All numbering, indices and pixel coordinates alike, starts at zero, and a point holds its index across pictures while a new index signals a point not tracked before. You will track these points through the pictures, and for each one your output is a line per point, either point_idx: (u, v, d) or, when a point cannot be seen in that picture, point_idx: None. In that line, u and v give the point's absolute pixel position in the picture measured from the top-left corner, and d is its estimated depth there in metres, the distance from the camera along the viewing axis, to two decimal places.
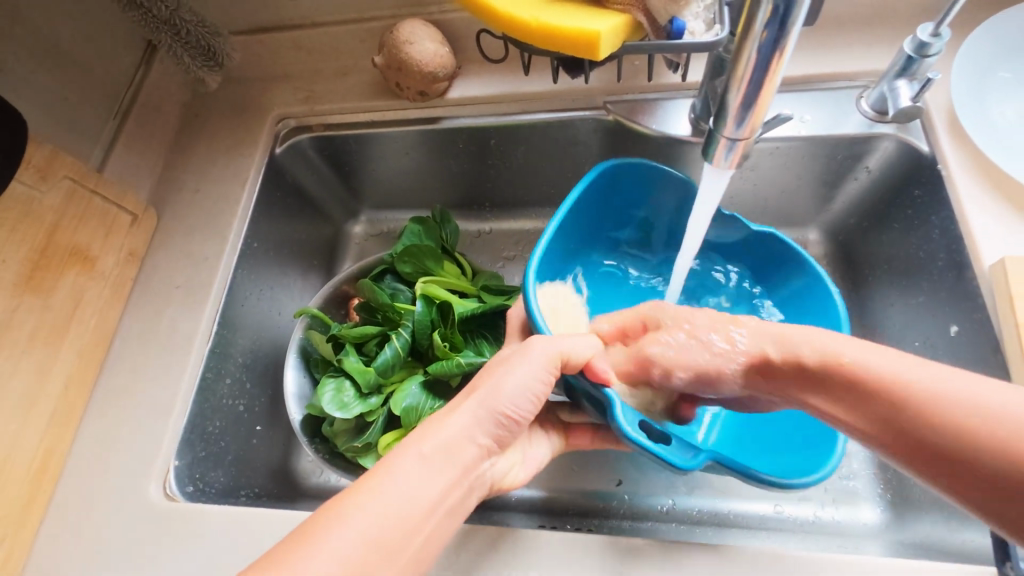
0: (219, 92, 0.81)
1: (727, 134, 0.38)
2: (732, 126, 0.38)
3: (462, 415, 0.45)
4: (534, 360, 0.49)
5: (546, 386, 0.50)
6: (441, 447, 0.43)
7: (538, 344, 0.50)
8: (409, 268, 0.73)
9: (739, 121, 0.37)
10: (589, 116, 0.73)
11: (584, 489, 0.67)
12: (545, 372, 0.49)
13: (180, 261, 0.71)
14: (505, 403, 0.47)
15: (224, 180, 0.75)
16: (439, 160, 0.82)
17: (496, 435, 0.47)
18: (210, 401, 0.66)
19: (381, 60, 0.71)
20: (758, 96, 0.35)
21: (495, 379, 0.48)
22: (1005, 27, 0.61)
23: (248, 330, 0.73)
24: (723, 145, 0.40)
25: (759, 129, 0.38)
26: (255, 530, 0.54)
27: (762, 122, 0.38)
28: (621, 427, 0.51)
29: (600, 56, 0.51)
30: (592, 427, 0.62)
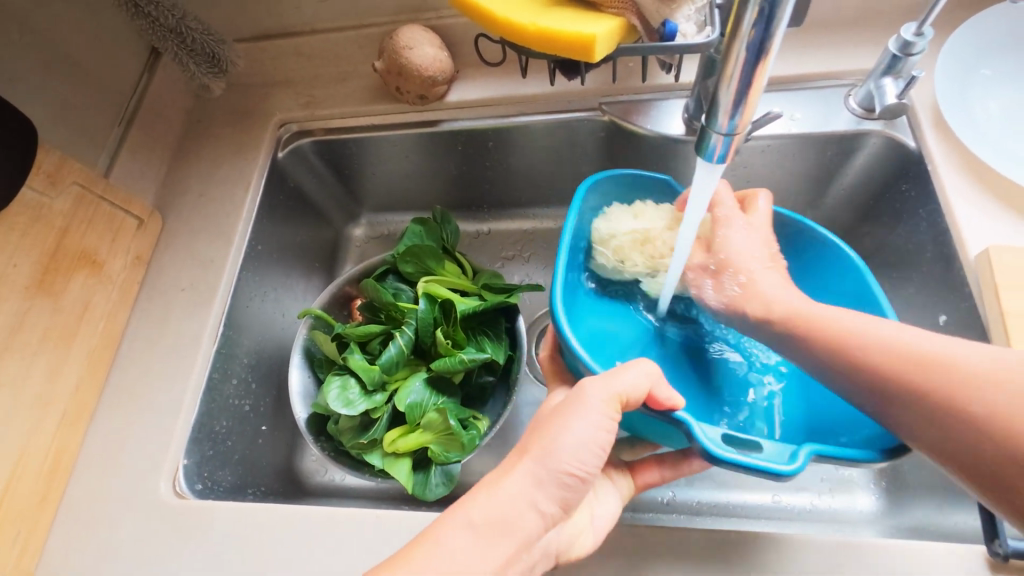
0: (222, 98, 0.83)
1: (720, 130, 0.40)
2: (723, 122, 0.39)
3: (517, 478, 0.43)
4: (592, 408, 0.45)
5: (611, 432, 0.45)
6: (501, 511, 0.42)
7: (594, 389, 0.46)
8: (411, 268, 0.75)
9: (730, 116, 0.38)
10: (585, 117, 0.74)
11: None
12: (606, 419, 0.45)
13: (186, 263, 0.72)
14: (566, 462, 0.43)
15: (228, 184, 0.77)
16: (439, 162, 0.83)
17: (564, 497, 0.44)
18: (216, 401, 0.67)
19: (381, 65, 0.72)
20: (747, 93, 0.37)
21: (550, 436, 0.44)
22: (985, 26, 0.63)
23: (253, 331, 0.74)
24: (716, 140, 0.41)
25: (749, 125, 0.39)
26: (265, 524, 0.55)
27: (752, 119, 0.39)
28: (703, 444, 0.47)
29: (597, 58, 0.53)
30: (656, 459, 0.56)
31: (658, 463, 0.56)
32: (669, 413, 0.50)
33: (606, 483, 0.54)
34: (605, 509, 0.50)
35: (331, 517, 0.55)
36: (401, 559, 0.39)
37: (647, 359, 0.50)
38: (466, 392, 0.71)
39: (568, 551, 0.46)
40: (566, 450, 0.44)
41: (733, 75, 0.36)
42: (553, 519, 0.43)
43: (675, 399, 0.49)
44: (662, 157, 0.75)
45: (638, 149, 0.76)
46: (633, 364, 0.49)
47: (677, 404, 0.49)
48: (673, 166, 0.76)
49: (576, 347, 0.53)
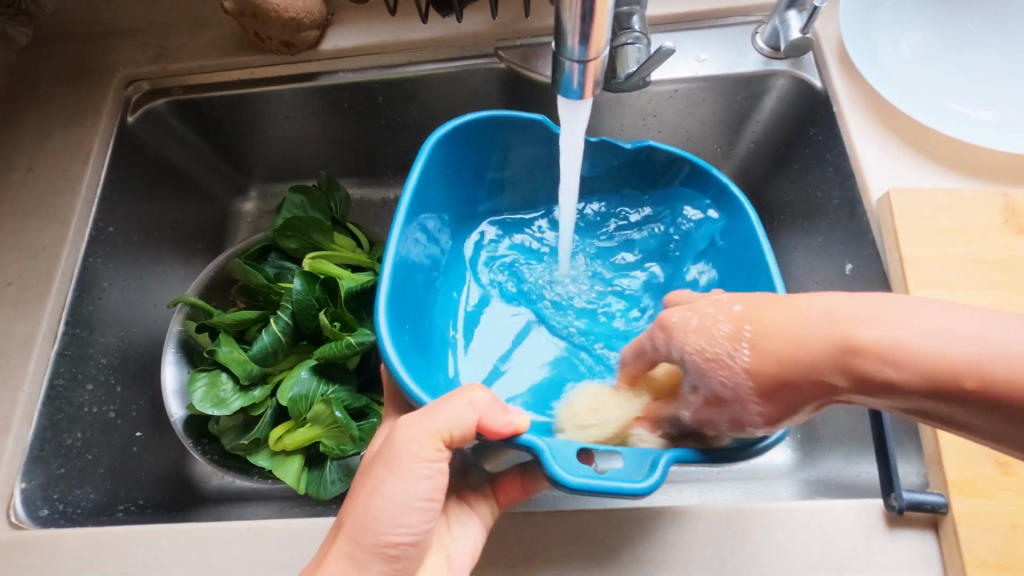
0: (52, 54, 0.70)
1: (573, 59, 0.33)
2: (573, 44, 0.32)
3: (332, 565, 0.37)
4: (403, 464, 0.39)
5: (439, 476, 0.40)
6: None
7: (406, 440, 0.39)
8: (295, 245, 0.66)
9: (581, 40, 0.32)
10: (481, 65, 0.67)
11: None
12: (425, 468, 0.39)
13: (14, 253, 0.60)
14: (386, 531, 0.38)
15: (63, 156, 0.65)
16: (326, 124, 0.74)
17: (392, 566, 0.40)
18: (64, 412, 0.57)
19: (232, 6, 0.62)
20: (593, 9, 0.30)
21: (361, 507, 0.38)
22: None
23: (112, 327, 0.64)
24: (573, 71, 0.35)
25: (607, 49, 0.33)
26: (114, 551, 0.48)
27: (606, 40, 0.33)
28: (556, 475, 0.39)
29: None
30: (520, 472, 0.47)
31: (523, 474, 0.47)
32: (513, 438, 0.42)
33: (462, 510, 0.45)
34: (462, 547, 0.43)
35: (195, 534, 0.48)
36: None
37: (466, 393, 0.41)
38: (363, 376, 0.64)
39: None
40: (386, 517, 0.38)
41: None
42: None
43: (516, 422, 0.42)
44: None
45: (544, 100, 0.69)
46: (459, 394, 0.42)
47: (519, 430, 0.42)
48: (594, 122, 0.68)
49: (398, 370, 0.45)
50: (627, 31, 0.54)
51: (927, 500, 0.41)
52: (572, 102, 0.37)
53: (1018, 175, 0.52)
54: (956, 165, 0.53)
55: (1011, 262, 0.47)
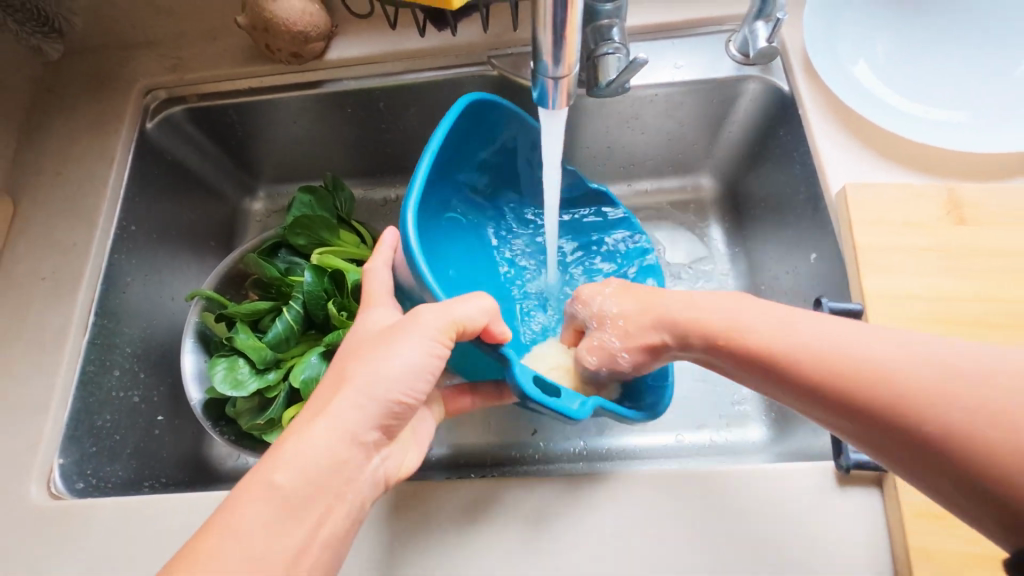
0: (74, 66, 0.75)
1: (548, 75, 0.38)
2: (551, 64, 0.38)
3: (335, 416, 0.43)
4: (422, 334, 0.46)
5: (443, 356, 0.47)
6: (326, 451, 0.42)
7: (428, 318, 0.47)
8: (304, 241, 0.71)
9: (554, 58, 0.37)
10: (474, 72, 0.72)
11: (493, 439, 0.70)
12: (438, 344, 0.47)
13: (46, 250, 0.66)
14: (393, 390, 0.45)
15: (88, 161, 0.70)
16: (330, 128, 0.79)
17: (391, 421, 0.46)
18: (95, 395, 0.62)
19: (245, 21, 0.67)
20: (564, 34, 0.35)
21: (375, 365, 0.45)
22: None
23: (137, 319, 0.69)
24: (550, 85, 0.40)
25: (576, 66, 0.38)
26: (145, 520, 0.53)
27: (576, 58, 0.38)
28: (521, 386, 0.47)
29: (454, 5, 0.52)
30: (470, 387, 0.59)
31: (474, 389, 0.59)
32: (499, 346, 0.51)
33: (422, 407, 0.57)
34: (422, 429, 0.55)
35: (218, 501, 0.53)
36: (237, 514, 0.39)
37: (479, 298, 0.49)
38: None
39: (397, 471, 0.48)
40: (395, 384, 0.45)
41: (545, 15, 0.34)
42: (375, 444, 0.45)
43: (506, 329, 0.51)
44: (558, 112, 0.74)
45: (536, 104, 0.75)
46: (471, 296, 0.50)
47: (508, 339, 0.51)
48: (587, 135, 0.74)
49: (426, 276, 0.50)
50: (608, 42, 0.59)
51: (872, 460, 0.46)
52: (547, 107, 0.43)
53: (964, 171, 0.57)
54: (911, 163, 0.58)
55: (952, 249, 0.52)
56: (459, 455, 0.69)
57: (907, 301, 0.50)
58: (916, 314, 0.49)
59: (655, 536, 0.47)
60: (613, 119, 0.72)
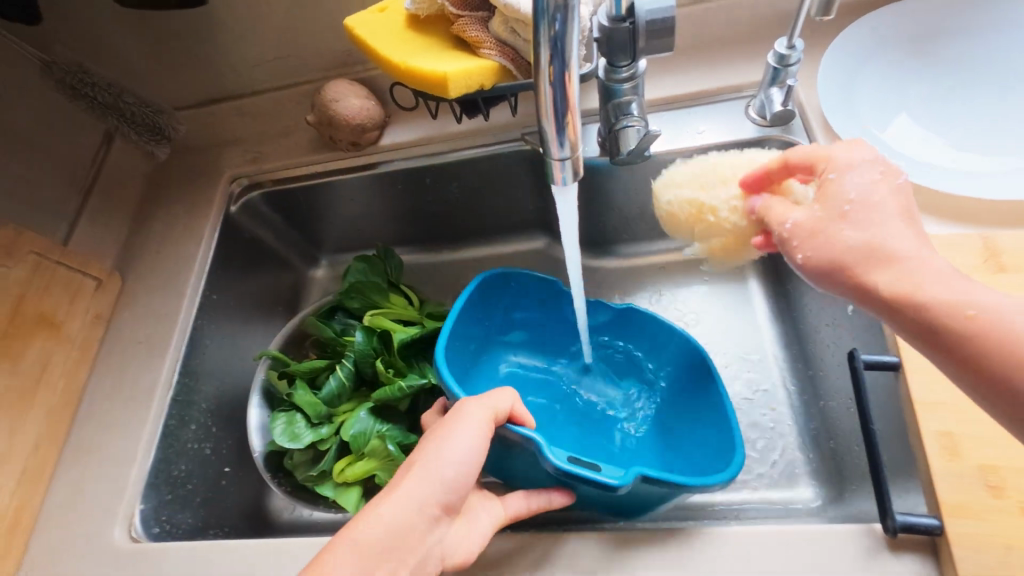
0: (176, 161, 0.89)
1: (553, 156, 0.44)
2: (557, 149, 0.43)
3: (405, 491, 0.45)
4: (467, 421, 0.49)
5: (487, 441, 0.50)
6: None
7: (469, 406, 0.50)
8: (358, 304, 0.78)
9: (558, 140, 0.43)
10: (510, 148, 0.80)
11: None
12: (480, 429, 0.49)
13: (145, 318, 0.76)
14: (447, 467, 0.46)
15: (182, 240, 0.82)
16: (384, 203, 0.88)
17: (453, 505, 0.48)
18: (174, 446, 0.70)
19: (313, 118, 0.79)
20: (564, 122, 0.42)
21: (433, 446, 0.47)
22: (853, 38, 0.66)
23: (212, 377, 0.77)
24: (557, 165, 0.45)
25: (579, 146, 0.44)
26: (211, 560, 0.58)
27: (578, 139, 0.44)
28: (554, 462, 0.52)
29: (451, 94, 0.59)
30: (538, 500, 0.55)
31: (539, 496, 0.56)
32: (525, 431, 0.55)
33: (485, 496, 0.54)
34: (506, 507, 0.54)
35: (273, 546, 0.57)
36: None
37: (508, 388, 0.55)
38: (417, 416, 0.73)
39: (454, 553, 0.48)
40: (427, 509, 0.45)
41: (545, 113, 0.41)
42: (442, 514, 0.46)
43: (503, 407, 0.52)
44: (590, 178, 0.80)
45: None
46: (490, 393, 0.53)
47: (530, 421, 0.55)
48: (614, 198, 0.80)
49: (445, 373, 0.61)
50: (626, 116, 0.65)
51: (920, 522, 0.43)
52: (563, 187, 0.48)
53: (997, 219, 0.56)
54: (938, 212, 0.57)
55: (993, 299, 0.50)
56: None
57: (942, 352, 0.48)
58: None
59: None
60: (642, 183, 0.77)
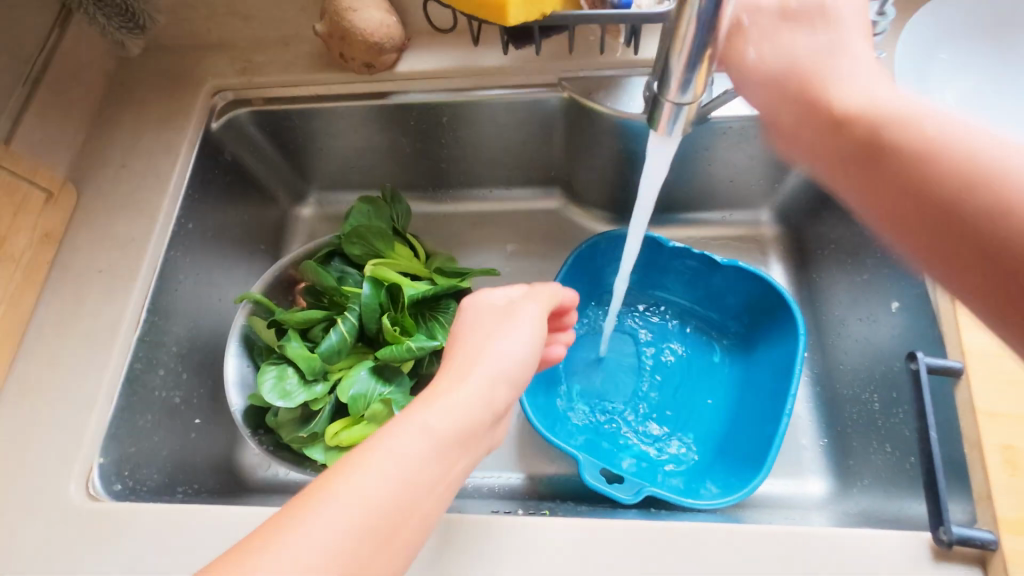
0: (148, 62, 0.76)
1: (673, 99, 0.37)
2: (679, 93, 0.36)
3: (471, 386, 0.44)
4: (522, 323, 0.49)
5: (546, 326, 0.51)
6: (410, 449, 0.39)
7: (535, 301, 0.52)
8: (359, 251, 0.70)
9: (684, 83, 0.36)
10: (545, 94, 0.72)
11: (529, 472, 0.71)
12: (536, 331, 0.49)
13: (104, 242, 0.65)
14: (501, 358, 0.46)
15: (154, 156, 0.70)
16: (391, 139, 0.79)
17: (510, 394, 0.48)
18: (139, 393, 0.61)
19: (323, 28, 0.67)
20: (701, 65, 0.34)
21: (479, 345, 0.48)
22: (930, 19, 0.62)
23: (184, 317, 0.68)
24: (670, 110, 0.39)
25: (705, 92, 0.37)
26: (184, 525, 0.51)
27: (705, 85, 0.37)
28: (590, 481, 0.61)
29: (510, 21, 0.49)
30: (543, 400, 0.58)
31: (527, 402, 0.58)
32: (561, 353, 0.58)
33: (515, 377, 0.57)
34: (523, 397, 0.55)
35: (259, 515, 0.51)
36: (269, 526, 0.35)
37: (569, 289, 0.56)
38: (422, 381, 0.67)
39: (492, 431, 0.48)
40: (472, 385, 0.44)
41: (688, 35, 0.32)
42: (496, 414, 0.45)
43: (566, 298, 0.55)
44: (625, 138, 0.74)
45: (599, 132, 0.75)
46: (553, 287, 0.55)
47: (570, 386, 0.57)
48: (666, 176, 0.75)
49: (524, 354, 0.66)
50: None
51: (977, 536, 0.42)
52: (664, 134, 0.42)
53: None
54: None
55: None
56: (496, 492, 0.70)
57: (1000, 361, 0.48)
58: (1015, 375, 0.47)
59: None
60: (686, 151, 0.71)
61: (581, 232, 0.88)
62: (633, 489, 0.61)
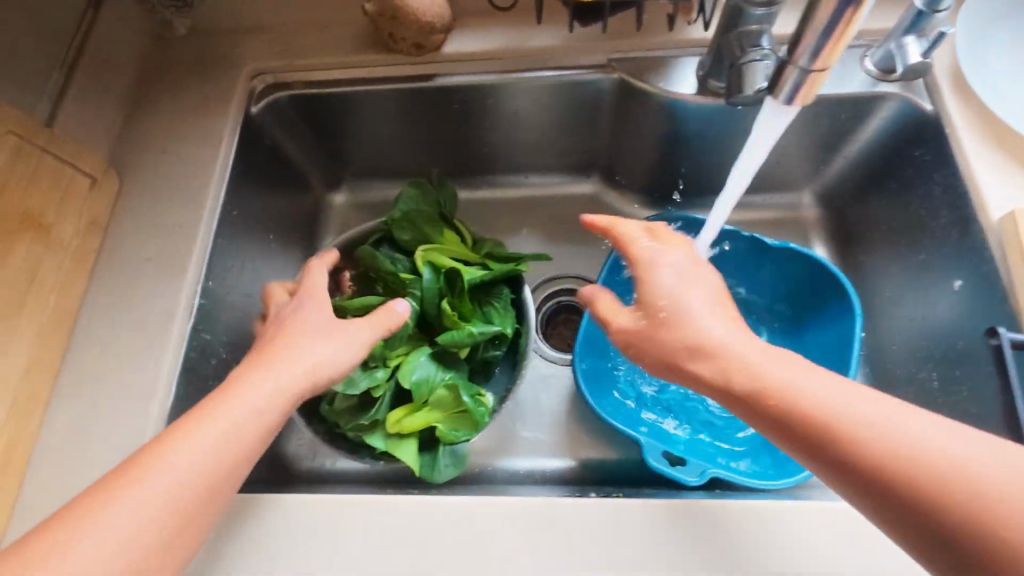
0: (182, 43, 0.73)
1: (800, 68, 0.46)
2: (806, 63, 0.46)
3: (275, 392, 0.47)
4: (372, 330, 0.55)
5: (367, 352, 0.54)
6: (200, 456, 0.43)
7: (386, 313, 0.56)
8: (409, 236, 0.69)
9: (815, 54, 0.45)
10: (595, 75, 0.71)
11: (578, 458, 0.71)
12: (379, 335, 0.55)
13: (151, 229, 0.63)
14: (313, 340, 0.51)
15: (195, 141, 0.68)
16: (431, 123, 0.77)
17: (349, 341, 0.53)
18: (195, 382, 0.59)
19: (372, 7, 0.66)
20: (831, 42, 0.44)
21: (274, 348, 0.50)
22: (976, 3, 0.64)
23: (232, 305, 0.66)
24: (788, 85, 0.48)
25: (834, 61, 0.45)
26: (261, 516, 0.50)
27: (837, 54, 0.45)
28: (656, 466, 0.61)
29: None
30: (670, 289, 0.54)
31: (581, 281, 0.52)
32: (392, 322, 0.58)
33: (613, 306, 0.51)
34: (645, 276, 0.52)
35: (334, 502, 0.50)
36: (74, 504, 0.40)
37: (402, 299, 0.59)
38: (475, 365, 0.67)
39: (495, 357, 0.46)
40: (244, 399, 0.45)
41: (835, 7, 0.41)
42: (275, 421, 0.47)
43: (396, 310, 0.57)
44: (672, 120, 0.73)
45: (646, 115, 0.74)
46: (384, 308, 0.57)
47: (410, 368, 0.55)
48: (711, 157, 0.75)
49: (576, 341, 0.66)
50: (755, 48, 0.57)
51: None
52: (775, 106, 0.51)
53: None
54: None
55: None
56: (548, 478, 0.70)
57: None
58: None
59: (790, 560, 0.46)
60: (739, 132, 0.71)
61: (620, 217, 0.87)
62: (697, 471, 0.61)
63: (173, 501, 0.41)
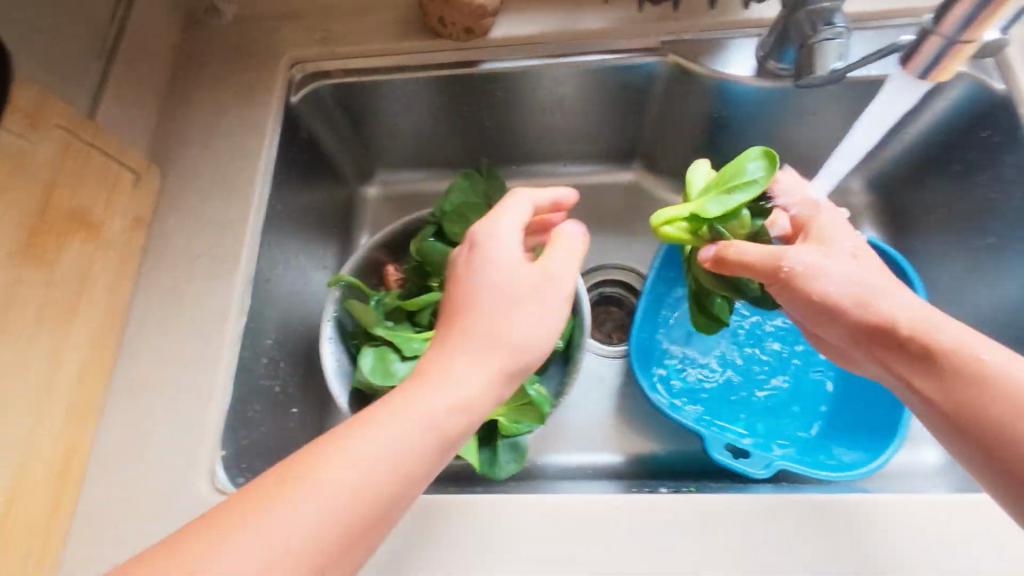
0: (215, 32, 0.71)
1: (944, 38, 0.43)
2: (955, 34, 0.43)
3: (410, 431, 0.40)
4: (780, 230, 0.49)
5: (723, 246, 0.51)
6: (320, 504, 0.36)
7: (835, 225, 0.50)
8: (458, 230, 0.67)
9: (969, 23, 0.42)
10: (647, 59, 0.69)
11: (632, 452, 0.70)
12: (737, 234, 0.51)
13: (197, 225, 0.61)
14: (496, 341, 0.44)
15: (236, 133, 0.66)
16: (472, 111, 0.75)
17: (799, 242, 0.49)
18: (249, 382, 0.58)
19: None
20: (989, 13, 0.41)
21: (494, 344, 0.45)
22: None
23: (279, 303, 0.65)
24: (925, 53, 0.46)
25: (983, 33, 0.43)
26: None
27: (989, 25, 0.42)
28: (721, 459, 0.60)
29: None
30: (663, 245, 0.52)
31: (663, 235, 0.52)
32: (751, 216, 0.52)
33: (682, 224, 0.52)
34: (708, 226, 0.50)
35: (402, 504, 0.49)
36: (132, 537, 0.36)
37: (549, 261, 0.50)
38: None
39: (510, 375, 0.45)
40: (382, 440, 0.39)
41: None
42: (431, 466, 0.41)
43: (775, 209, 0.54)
44: (723, 106, 0.71)
45: (695, 100, 0.72)
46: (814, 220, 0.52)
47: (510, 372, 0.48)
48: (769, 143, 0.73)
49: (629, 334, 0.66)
50: (828, 26, 0.55)
51: None
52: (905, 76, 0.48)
53: None
54: None
55: None
56: (600, 473, 0.69)
57: None
58: None
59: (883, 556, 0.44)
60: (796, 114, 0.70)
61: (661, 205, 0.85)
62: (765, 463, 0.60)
63: (270, 564, 0.34)
